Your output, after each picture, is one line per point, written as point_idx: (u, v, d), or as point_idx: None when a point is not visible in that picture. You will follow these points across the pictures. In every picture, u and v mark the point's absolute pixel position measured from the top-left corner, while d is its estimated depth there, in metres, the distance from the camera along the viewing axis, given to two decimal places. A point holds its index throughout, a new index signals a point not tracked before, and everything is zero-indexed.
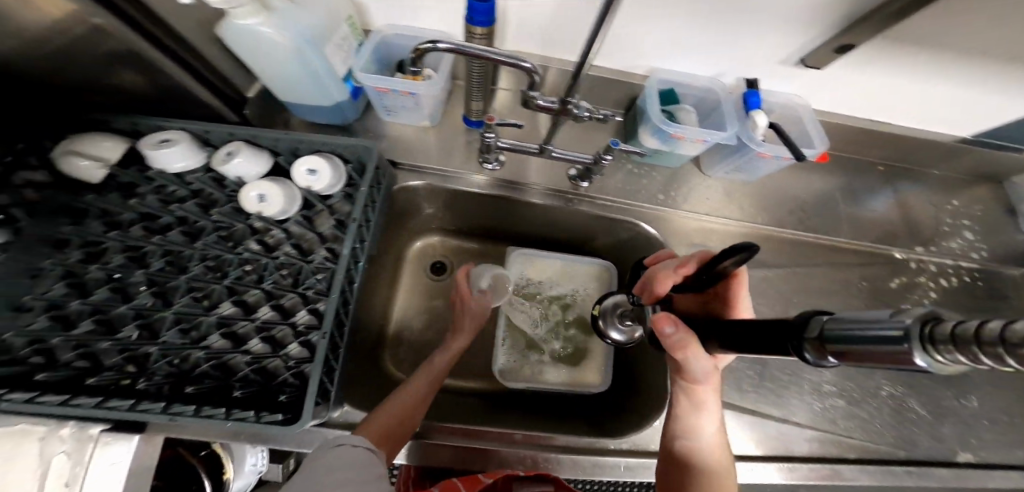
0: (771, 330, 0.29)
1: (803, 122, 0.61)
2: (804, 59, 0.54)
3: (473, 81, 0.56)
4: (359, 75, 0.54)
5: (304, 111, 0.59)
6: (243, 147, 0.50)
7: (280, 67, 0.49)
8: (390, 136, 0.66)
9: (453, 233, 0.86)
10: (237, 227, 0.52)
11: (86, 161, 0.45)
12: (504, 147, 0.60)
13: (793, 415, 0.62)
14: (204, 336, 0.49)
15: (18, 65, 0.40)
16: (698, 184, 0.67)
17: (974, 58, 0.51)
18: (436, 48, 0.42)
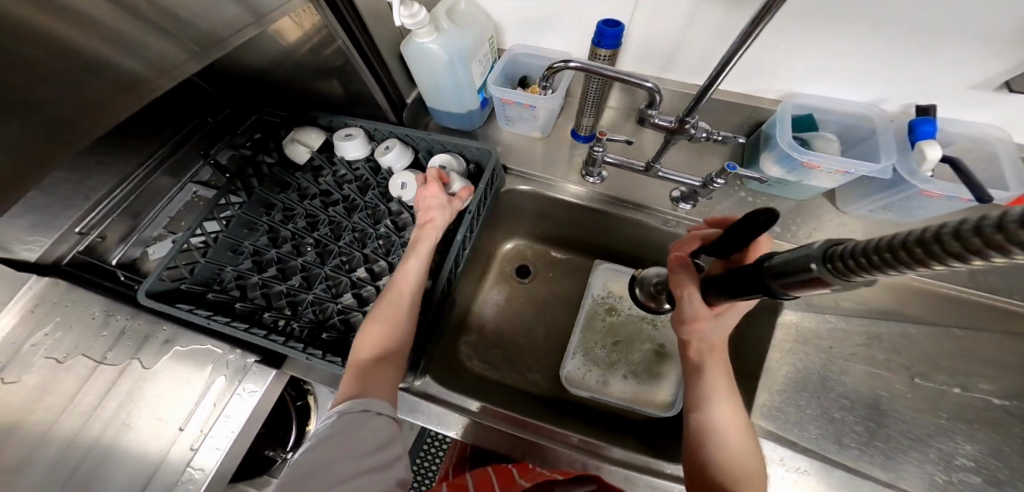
0: (750, 278, 0.32)
1: (993, 160, 0.54)
2: (1010, 82, 0.48)
3: (590, 97, 0.61)
4: (490, 87, 0.62)
5: (443, 117, 0.71)
6: (396, 144, 0.65)
7: (435, 79, 0.61)
8: (504, 143, 0.74)
9: (541, 240, 0.91)
10: (380, 208, 0.66)
11: (302, 147, 0.66)
12: (610, 162, 0.64)
13: (904, 482, 0.52)
14: (341, 293, 0.62)
15: (277, 62, 0.58)
16: (820, 220, 0.62)
17: None
18: (567, 66, 0.48)
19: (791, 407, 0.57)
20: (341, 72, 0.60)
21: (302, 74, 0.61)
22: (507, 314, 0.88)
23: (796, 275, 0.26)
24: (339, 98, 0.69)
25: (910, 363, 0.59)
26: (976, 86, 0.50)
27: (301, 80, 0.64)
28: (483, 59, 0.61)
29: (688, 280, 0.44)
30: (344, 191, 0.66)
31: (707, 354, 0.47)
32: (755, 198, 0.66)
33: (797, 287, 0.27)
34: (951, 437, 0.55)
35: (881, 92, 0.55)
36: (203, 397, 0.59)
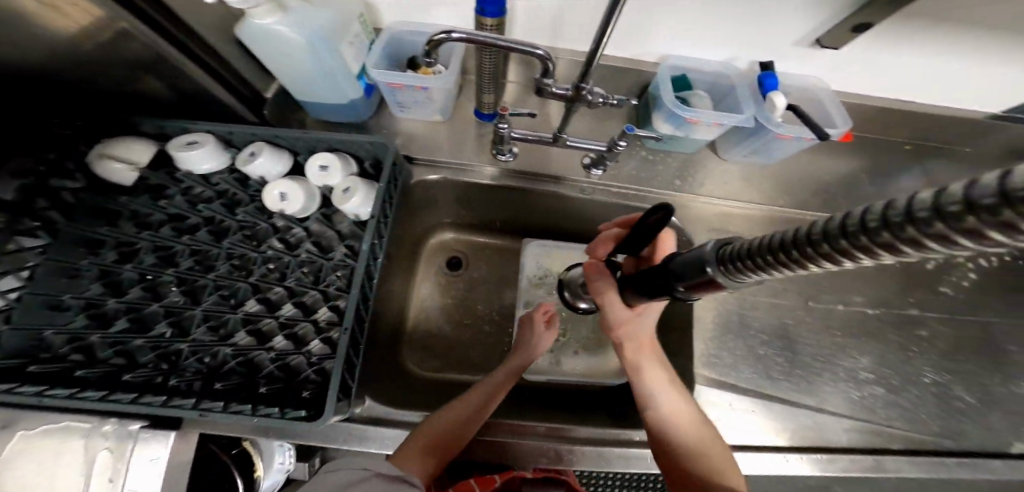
0: (656, 276, 0.36)
1: (820, 105, 0.60)
2: (819, 39, 0.54)
3: (486, 73, 0.57)
4: (372, 71, 0.54)
5: (322, 109, 0.61)
6: (263, 147, 0.53)
7: (298, 66, 0.51)
8: (403, 132, 0.67)
9: (469, 228, 0.86)
10: (259, 226, 0.55)
11: (120, 165, 0.51)
12: (517, 138, 0.61)
13: (827, 404, 0.59)
14: (232, 333, 0.52)
15: (56, 62, 0.43)
16: (712, 169, 0.68)
17: (984, 30, 0.51)
18: (450, 38, 0.42)
19: (723, 353, 0.61)
20: (155, 65, 0.46)
21: (100, 75, 0.47)
22: (446, 313, 0.83)
23: (694, 272, 0.30)
24: (168, 98, 0.54)
25: (803, 290, 0.66)
26: (797, 44, 0.56)
27: (102, 79, 0.48)
28: (356, 40, 0.52)
29: (610, 283, 0.46)
30: (204, 212, 0.55)
31: (635, 351, 0.49)
32: (658, 154, 0.69)
33: (693, 285, 0.30)
34: (848, 353, 0.63)
35: (735, 51, 0.59)
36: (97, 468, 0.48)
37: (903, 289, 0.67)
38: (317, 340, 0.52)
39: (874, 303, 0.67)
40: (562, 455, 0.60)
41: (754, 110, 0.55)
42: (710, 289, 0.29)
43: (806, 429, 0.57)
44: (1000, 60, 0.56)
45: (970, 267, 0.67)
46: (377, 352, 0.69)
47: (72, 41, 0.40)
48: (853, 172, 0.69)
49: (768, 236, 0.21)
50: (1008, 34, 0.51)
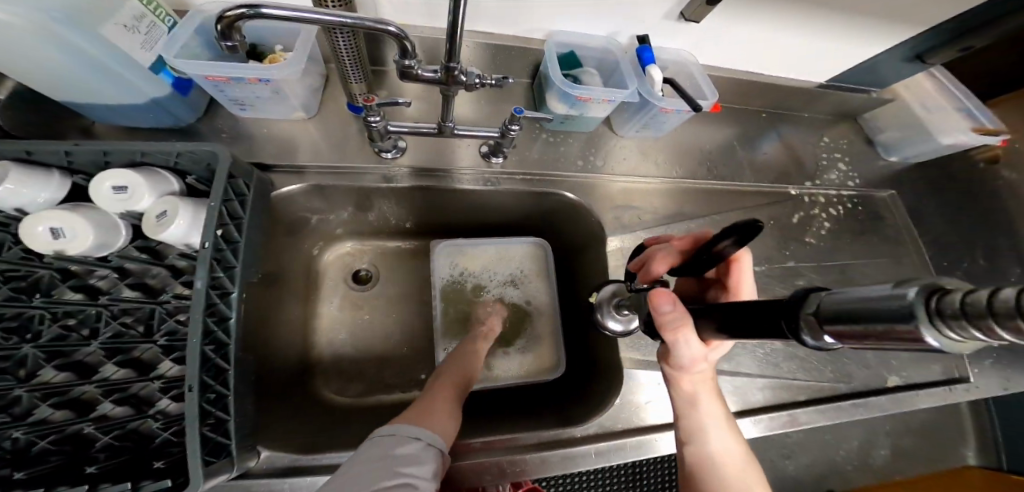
0: (764, 312, 0.27)
1: (693, 77, 0.62)
2: (683, 12, 0.56)
3: (346, 58, 0.48)
4: (178, 63, 0.41)
5: (114, 115, 0.46)
6: (10, 169, 0.35)
7: (37, 64, 0.36)
8: (255, 135, 0.55)
9: (369, 235, 0.76)
10: (41, 274, 0.38)
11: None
12: (398, 131, 0.54)
13: (741, 367, 0.65)
14: (29, 411, 0.37)
15: None
16: (610, 145, 0.68)
17: (808, 7, 0.57)
18: (260, 14, 0.34)
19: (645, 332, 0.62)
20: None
21: None
22: (353, 337, 0.72)
23: (860, 322, 0.18)
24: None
25: None
26: (665, 18, 0.57)
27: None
28: (140, 24, 0.40)
29: (682, 317, 0.35)
30: None
31: (697, 388, 0.42)
32: (554, 136, 0.67)
33: (861, 339, 0.19)
34: None
35: (615, 26, 0.58)
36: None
37: (781, 238, 0.72)
38: (167, 398, 0.43)
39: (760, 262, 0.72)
40: (505, 469, 0.55)
41: (637, 84, 0.56)
42: (900, 348, 0.17)
43: (729, 398, 0.62)
44: (826, 34, 0.63)
45: (823, 217, 0.74)
46: (271, 397, 0.57)
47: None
48: (731, 142, 0.73)
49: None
50: (828, 11, 0.58)
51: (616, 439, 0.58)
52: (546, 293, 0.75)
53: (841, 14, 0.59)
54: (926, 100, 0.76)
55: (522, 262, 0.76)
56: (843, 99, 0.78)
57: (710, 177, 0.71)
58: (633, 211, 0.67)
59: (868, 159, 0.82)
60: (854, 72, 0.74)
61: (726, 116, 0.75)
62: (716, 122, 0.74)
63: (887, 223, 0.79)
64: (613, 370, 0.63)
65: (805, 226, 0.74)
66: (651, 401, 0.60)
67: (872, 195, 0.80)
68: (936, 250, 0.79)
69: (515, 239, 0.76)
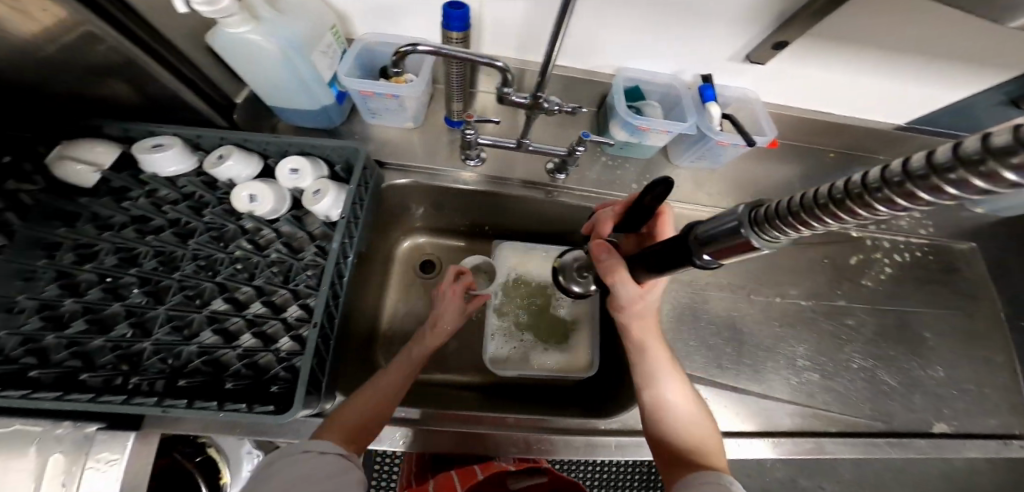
0: (666, 252, 0.41)
1: (754, 113, 0.67)
2: (749, 55, 0.61)
3: (452, 82, 0.60)
4: (345, 80, 0.58)
5: (296, 117, 0.63)
6: (234, 151, 0.52)
7: (271, 75, 0.53)
8: (375, 138, 0.70)
9: (437, 233, 0.89)
10: (229, 228, 0.55)
11: (80, 165, 0.48)
12: (484, 143, 0.65)
13: (773, 391, 0.67)
14: (196, 333, 0.50)
15: (22, 65, 0.44)
16: (666, 173, 0.74)
17: (884, 52, 0.59)
18: (416, 50, 0.46)
19: (679, 344, 0.68)
20: (119, 67, 0.45)
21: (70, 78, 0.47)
22: (415, 317, 0.84)
23: (725, 240, 0.31)
24: (132, 102, 0.53)
25: (746, 284, 0.71)
26: (732, 59, 0.62)
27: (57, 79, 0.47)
28: (330, 50, 0.55)
29: (613, 261, 0.50)
30: (170, 213, 0.53)
31: (654, 349, 0.54)
32: (615, 161, 0.75)
33: (725, 251, 0.32)
34: (790, 343, 0.70)
35: (677, 65, 0.65)
36: (137, 445, 0.50)
37: (835, 276, 0.73)
38: (286, 338, 0.52)
39: (808, 294, 0.72)
40: (531, 444, 0.62)
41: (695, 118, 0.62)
42: (741, 253, 0.30)
43: (755, 416, 0.65)
44: (904, 77, 0.64)
45: (885, 261, 0.74)
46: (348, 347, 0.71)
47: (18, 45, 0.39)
48: (789, 177, 0.76)
49: (805, 196, 0.22)
50: (907, 54, 0.59)
51: (636, 436, 0.63)
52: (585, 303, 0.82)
53: (921, 59, 0.60)
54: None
55: None
56: (923, 143, 0.76)
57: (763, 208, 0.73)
58: None
59: (946, 209, 0.79)
60: (938, 115, 0.72)
61: (787, 152, 0.77)
62: (775, 157, 0.77)
63: (958, 274, 0.76)
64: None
65: (863, 269, 0.74)
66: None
67: (948, 245, 0.77)
68: (1012, 306, 0.77)
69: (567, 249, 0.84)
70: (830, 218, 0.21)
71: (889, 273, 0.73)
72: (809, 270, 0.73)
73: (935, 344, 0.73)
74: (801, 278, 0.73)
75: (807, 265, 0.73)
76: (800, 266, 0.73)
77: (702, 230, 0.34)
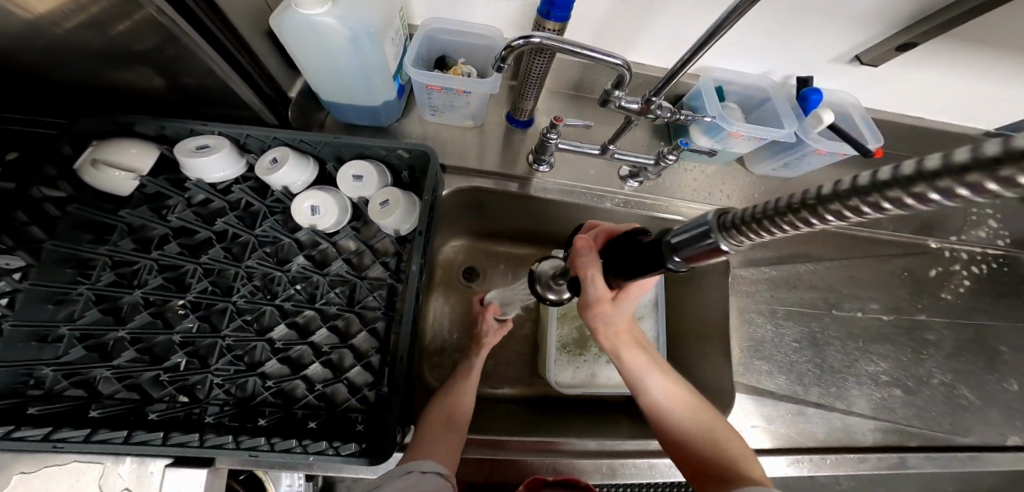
0: (648, 254, 0.33)
1: (850, 117, 0.61)
2: (860, 56, 0.55)
3: (531, 79, 0.53)
4: (411, 71, 0.50)
5: (349, 112, 0.56)
6: (290, 154, 0.47)
7: (335, 65, 0.45)
8: (431, 137, 0.63)
9: (479, 236, 0.80)
10: (283, 242, 0.50)
11: (116, 170, 0.44)
12: (565, 148, 0.59)
13: (855, 407, 0.64)
14: (259, 360, 0.47)
15: (45, 52, 0.36)
16: (743, 179, 0.68)
17: (1008, 59, 0.54)
18: (528, 42, 0.40)
19: (758, 361, 0.64)
20: (162, 60, 0.38)
21: (101, 68, 0.40)
22: (460, 325, 0.76)
23: (745, 225, 0.21)
24: (164, 94, 0.45)
25: (828, 297, 0.68)
26: (836, 60, 0.56)
27: (83, 69, 0.40)
28: (399, 38, 0.48)
29: (593, 260, 0.43)
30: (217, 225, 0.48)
31: (639, 356, 0.51)
32: (690, 166, 0.68)
33: (746, 233, 0.21)
34: (870, 357, 0.67)
35: (772, 64, 0.59)
36: (212, 480, 0.44)
37: (913, 288, 0.70)
38: (359, 366, 0.47)
39: (887, 309, 0.70)
40: (615, 469, 0.59)
41: (796, 124, 0.56)
42: (763, 240, 0.20)
43: (838, 433, 0.62)
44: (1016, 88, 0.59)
45: (964, 274, 0.71)
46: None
47: (55, 27, 0.33)
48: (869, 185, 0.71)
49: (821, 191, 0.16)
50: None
51: None
52: (648, 323, 0.67)
53: None
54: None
55: None
56: None
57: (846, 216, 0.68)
58: (757, 245, 0.67)
59: None
60: None
61: None
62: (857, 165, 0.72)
63: None
64: (717, 396, 0.62)
65: (941, 282, 0.71)
66: (753, 426, 0.60)
67: None
68: None
69: None
70: (861, 212, 0.14)
71: (968, 287, 0.70)
72: (887, 282, 0.70)
73: (1011, 359, 0.72)
74: (878, 291, 0.70)
75: (885, 278, 0.70)
76: (878, 279, 0.70)
77: (718, 221, 0.23)
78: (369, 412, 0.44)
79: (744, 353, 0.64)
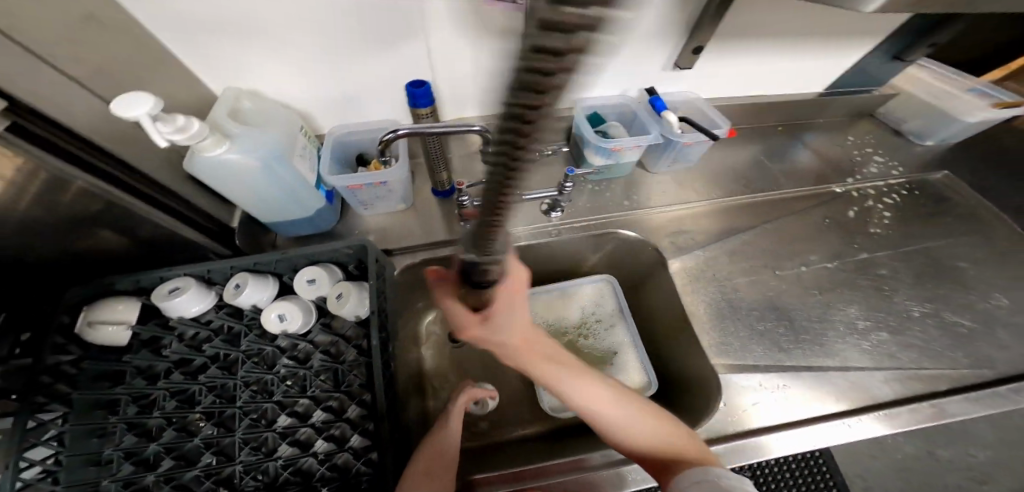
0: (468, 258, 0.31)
1: (700, 111, 0.74)
2: (676, 62, 0.68)
3: (432, 154, 0.64)
4: (328, 177, 0.62)
5: (290, 227, 0.65)
6: (248, 278, 0.53)
7: (253, 189, 0.55)
8: (369, 226, 0.72)
9: None
10: (267, 350, 0.52)
11: (112, 326, 0.46)
12: (480, 204, 0.67)
13: (852, 361, 0.62)
14: (274, 447, 0.48)
15: None
16: (651, 183, 0.77)
17: (784, 36, 0.68)
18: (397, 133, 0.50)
19: (732, 339, 0.63)
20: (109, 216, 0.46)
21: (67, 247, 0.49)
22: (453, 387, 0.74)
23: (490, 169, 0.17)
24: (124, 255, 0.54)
25: (768, 262, 0.71)
26: (665, 68, 0.70)
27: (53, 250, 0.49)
28: (305, 152, 0.60)
29: (448, 286, 0.41)
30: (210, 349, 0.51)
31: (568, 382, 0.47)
32: (598, 185, 0.76)
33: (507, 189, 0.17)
34: (841, 308, 0.68)
35: (623, 84, 0.72)
36: None
37: (843, 233, 0.75)
38: (356, 434, 0.48)
39: (831, 257, 0.73)
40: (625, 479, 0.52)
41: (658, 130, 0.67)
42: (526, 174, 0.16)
43: (848, 393, 0.59)
44: (812, 53, 0.73)
45: (878, 206, 0.76)
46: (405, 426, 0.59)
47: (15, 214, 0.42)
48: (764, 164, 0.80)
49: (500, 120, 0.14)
50: (802, 38, 0.69)
51: (734, 440, 0.53)
52: (619, 326, 0.72)
53: (817, 33, 0.68)
54: (929, 87, 0.80)
55: (590, 301, 0.74)
56: (853, 100, 0.83)
57: (750, 190, 0.76)
58: (684, 235, 0.72)
59: (906, 148, 0.83)
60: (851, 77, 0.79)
61: (745, 137, 0.83)
62: (740, 144, 0.83)
63: (952, 202, 0.79)
64: (706, 387, 0.60)
65: (864, 219, 0.76)
66: (756, 403, 0.57)
67: (926, 179, 0.81)
68: None
69: (583, 280, 0.76)
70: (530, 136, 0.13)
71: (888, 218, 0.75)
72: (817, 233, 0.74)
73: (976, 273, 0.73)
74: (814, 243, 0.74)
75: (814, 230, 0.75)
76: (806, 232, 0.74)
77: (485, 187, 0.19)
78: (376, 471, 0.45)
79: (713, 339, 0.63)
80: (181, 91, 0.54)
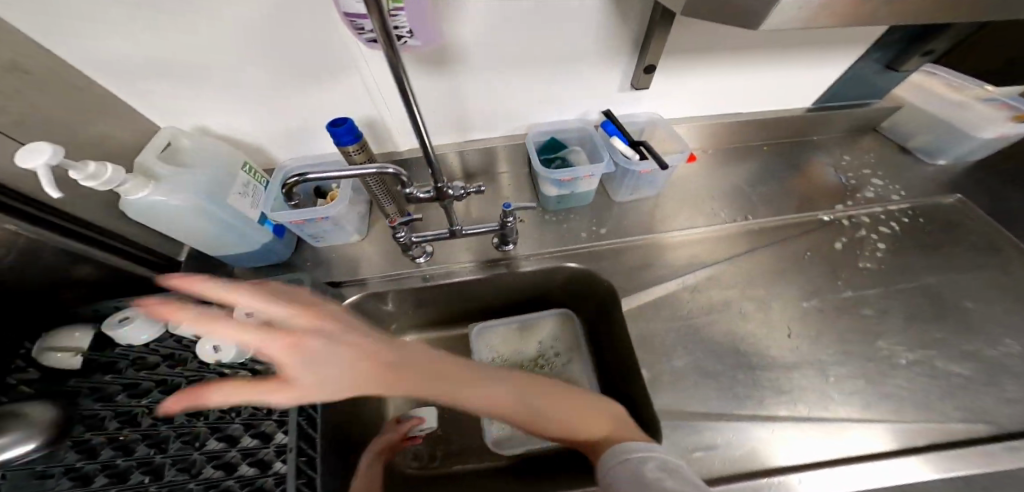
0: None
1: (667, 135, 0.70)
2: (632, 83, 0.64)
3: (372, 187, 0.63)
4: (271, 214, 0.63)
5: (239, 258, 0.67)
6: None
7: (191, 226, 0.58)
8: (322, 255, 0.72)
9: (430, 324, 0.79)
10: (210, 377, 0.53)
11: (58, 352, 0.49)
12: (421, 239, 0.65)
13: (816, 411, 0.56)
14: (200, 471, 0.45)
15: None
16: (615, 211, 0.73)
17: (754, 53, 0.62)
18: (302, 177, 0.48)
19: (684, 383, 0.59)
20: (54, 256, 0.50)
21: None
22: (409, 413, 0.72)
23: None
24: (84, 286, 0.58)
25: (737, 297, 0.65)
26: (621, 90, 0.65)
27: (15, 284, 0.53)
28: (247, 189, 0.62)
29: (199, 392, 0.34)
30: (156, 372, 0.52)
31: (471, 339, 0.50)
32: (558, 216, 0.72)
33: None
34: (814, 351, 0.61)
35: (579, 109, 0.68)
36: None
37: (826, 266, 0.68)
38: (280, 461, 0.48)
39: (808, 295, 0.66)
40: None
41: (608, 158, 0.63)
42: None
43: (809, 452, 0.53)
44: (791, 68, 0.66)
45: (871, 237, 0.69)
46: (342, 451, 0.59)
47: None
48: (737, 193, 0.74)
49: None
50: (772, 56, 0.63)
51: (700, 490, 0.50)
52: (577, 362, 0.69)
53: (791, 51, 0.62)
54: (935, 99, 0.72)
55: (550, 333, 0.72)
56: (851, 115, 0.76)
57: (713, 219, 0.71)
58: (645, 266, 0.68)
59: (909, 169, 0.76)
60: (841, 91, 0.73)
61: (724, 158, 0.78)
62: (718, 165, 0.77)
63: (965, 231, 0.70)
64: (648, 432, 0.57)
65: (853, 251, 0.69)
66: (695, 451, 0.53)
67: (932, 203, 0.73)
68: None
69: (545, 310, 0.74)
70: None
71: (881, 248, 0.68)
72: (796, 266, 0.68)
73: (986, 314, 0.64)
74: (792, 276, 0.67)
75: (793, 263, 0.68)
76: (784, 264, 0.68)
77: None
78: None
79: (670, 385, 0.58)
80: (125, 135, 0.57)
